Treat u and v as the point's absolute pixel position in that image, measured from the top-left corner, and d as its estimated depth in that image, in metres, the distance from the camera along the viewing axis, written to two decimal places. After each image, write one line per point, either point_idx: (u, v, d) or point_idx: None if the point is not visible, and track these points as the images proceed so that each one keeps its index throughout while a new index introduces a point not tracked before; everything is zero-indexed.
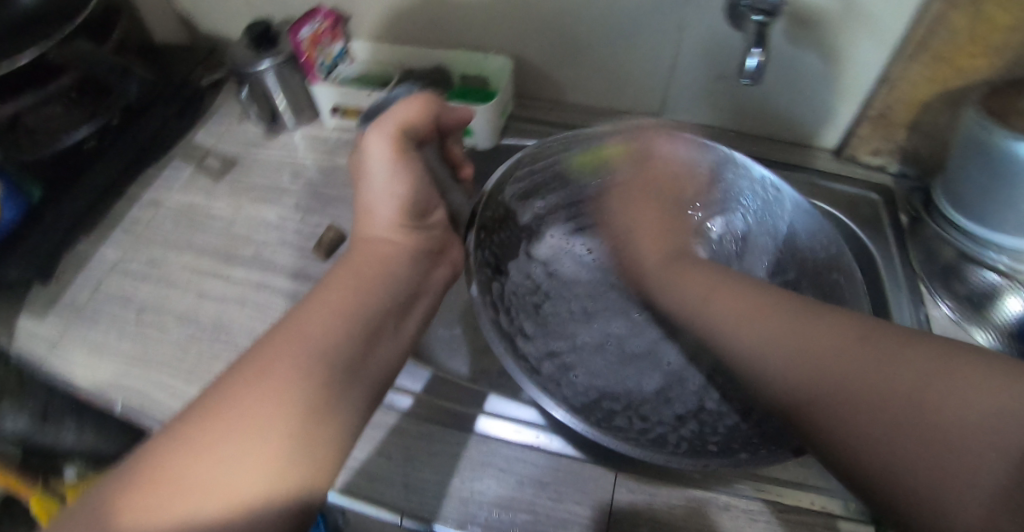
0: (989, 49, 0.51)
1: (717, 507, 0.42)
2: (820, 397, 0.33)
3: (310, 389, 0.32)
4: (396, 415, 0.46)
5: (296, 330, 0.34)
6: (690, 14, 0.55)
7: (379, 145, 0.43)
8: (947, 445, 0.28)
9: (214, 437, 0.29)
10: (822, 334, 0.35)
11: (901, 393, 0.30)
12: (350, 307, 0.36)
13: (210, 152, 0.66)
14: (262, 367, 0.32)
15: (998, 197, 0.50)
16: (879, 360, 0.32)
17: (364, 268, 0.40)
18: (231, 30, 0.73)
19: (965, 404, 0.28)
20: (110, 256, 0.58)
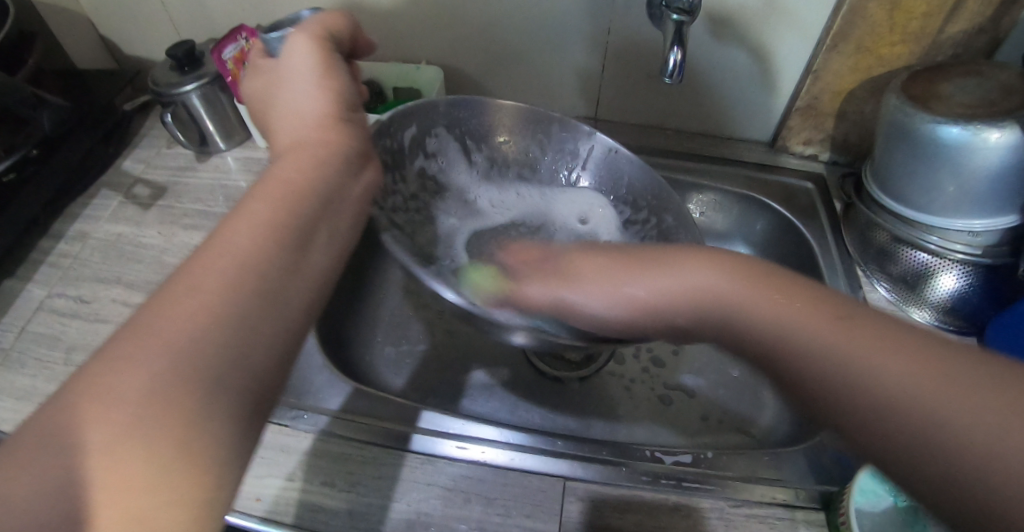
0: (905, 36, 0.53)
1: (670, 509, 0.42)
2: (807, 359, 0.27)
3: (233, 316, 0.24)
4: (313, 436, 0.45)
5: (217, 248, 0.26)
6: (616, 16, 0.56)
7: (303, 47, 0.39)
8: (933, 437, 0.22)
9: (108, 379, 0.21)
10: (814, 311, 0.28)
11: (892, 384, 0.23)
12: (283, 217, 0.29)
13: (139, 180, 0.64)
14: (180, 297, 0.24)
15: (925, 180, 0.51)
16: (883, 343, 0.25)
17: (290, 177, 0.31)
18: (157, 54, 0.71)
19: (957, 393, 0.22)
20: (36, 294, 0.55)
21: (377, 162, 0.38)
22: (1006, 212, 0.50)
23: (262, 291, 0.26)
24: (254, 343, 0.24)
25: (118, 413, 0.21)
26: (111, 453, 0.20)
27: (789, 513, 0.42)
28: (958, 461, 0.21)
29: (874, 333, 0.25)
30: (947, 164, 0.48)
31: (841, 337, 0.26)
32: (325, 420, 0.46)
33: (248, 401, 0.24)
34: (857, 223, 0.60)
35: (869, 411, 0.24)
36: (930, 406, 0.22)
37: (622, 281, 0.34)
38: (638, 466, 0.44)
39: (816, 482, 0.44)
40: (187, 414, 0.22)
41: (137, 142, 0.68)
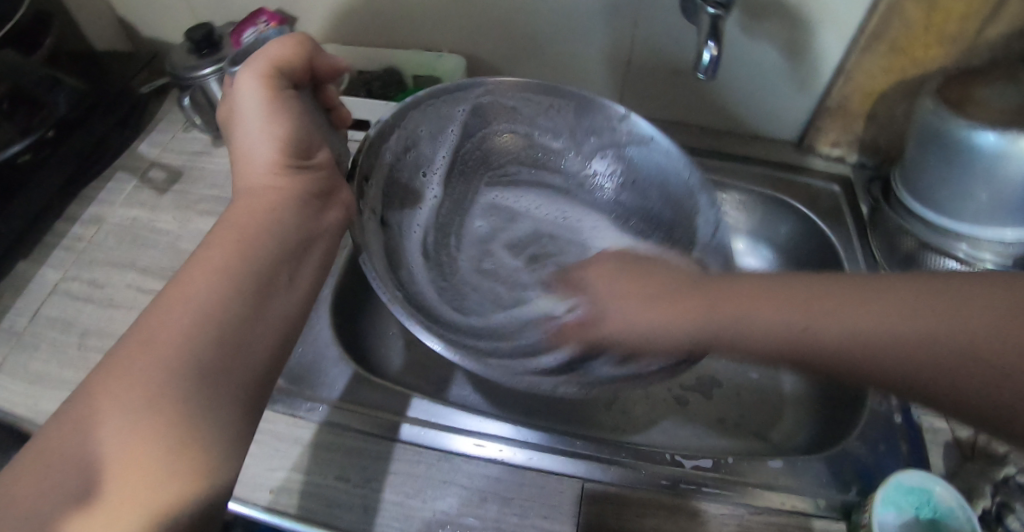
0: (942, 38, 0.52)
1: (689, 514, 0.42)
2: (811, 345, 0.30)
3: (189, 353, 0.28)
4: (334, 431, 0.44)
5: (178, 291, 0.31)
6: (645, 9, 0.54)
7: (250, 85, 0.38)
8: (936, 355, 0.26)
9: (101, 404, 0.26)
10: (775, 296, 0.31)
11: (851, 345, 0.28)
12: (231, 267, 0.32)
13: (155, 164, 0.63)
14: (145, 338, 0.28)
15: (956, 187, 0.50)
16: (864, 297, 0.29)
17: (240, 225, 0.34)
18: (174, 36, 0.70)
19: (918, 313, 0.27)
20: (50, 277, 0.54)
21: (343, 198, 0.42)
22: None
23: (216, 330, 0.29)
24: (218, 388, 0.28)
25: (100, 439, 0.26)
26: (113, 470, 0.25)
27: (808, 522, 0.42)
28: (970, 374, 0.25)
29: (807, 294, 0.31)
30: (981, 172, 0.47)
31: (776, 315, 0.31)
32: (349, 415, 0.45)
33: (218, 434, 0.28)
34: (883, 228, 0.58)
35: (855, 348, 0.28)
36: (924, 336, 0.26)
37: (627, 303, 0.36)
38: (658, 469, 0.43)
39: (837, 491, 0.43)
40: (162, 437, 0.26)
41: (153, 125, 0.68)
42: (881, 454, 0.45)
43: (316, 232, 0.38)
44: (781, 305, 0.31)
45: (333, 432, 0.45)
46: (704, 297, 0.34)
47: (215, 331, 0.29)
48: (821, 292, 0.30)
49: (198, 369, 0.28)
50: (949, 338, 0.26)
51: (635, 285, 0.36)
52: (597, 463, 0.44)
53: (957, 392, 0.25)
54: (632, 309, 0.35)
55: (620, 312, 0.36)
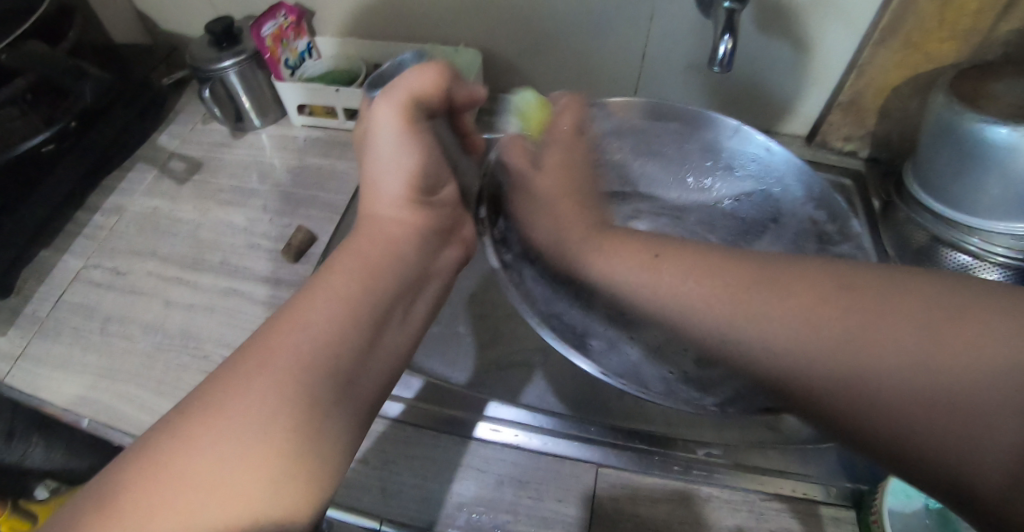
0: (956, 33, 0.52)
1: (700, 499, 0.42)
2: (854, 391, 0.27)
3: (308, 380, 0.27)
4: (382, 423, 0.45)
5: (296, 315, 0.29)
6: (660, 4, 0.55)
7: (388, 115, 0.38)
8: (922, 409, 0.25)
9: (218, 419, 0.26)
10: (790, 290, 0.30)
11: (894, 387, 0.26)
12: (354, 291, 0.31)
13: (174, 155, 0.64)
14: (263, 358, 0.27)
15: (970, 181, 0.50)
16: (932, 322, 0.26)
17: (360, 250, 0.34)
18: (192, 30, 0.71)
19: (931, 343, 0.26)
20: (73, 265, 0.55)
21: (462, 235, 0.42)
22: None
23: (333, 358, 0.28)
24: (330, 416, 0.27)
25: (202, 458, 0.25)
26: (198, 497, 0.25)
27: (820, 508, 0.43)
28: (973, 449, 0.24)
29: (906, 305, 0.27)
30: (995, 166, 0.48)
31: (848, 320, 0.28)
32: (399, 408, 0.46)
33: (325, 456, 0.27)
34: (895, 222, 0.59)
35: (877, 400, 0.27)
36: (945, 387, 0.25)
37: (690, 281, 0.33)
38: (670, 454, 0.44)
39: (848, 479, 0.43)
40: (277, 466, 0.26)
41: (172, 117, 0.69)
42: None
43: (431, 269, 0.37)
44: (794, 310, 0.30)
45: (381, 423, 0.45)
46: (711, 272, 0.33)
47: (328, 359, 0.28)
48: (928, 300, 0.27)
49: (310, 401, 0.27)
50: (956, 381, 0.25)
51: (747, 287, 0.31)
52: (611, 448, 0.44)
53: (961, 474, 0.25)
54: (631, 290, 0.35)
55: (626, 278, 0.36)
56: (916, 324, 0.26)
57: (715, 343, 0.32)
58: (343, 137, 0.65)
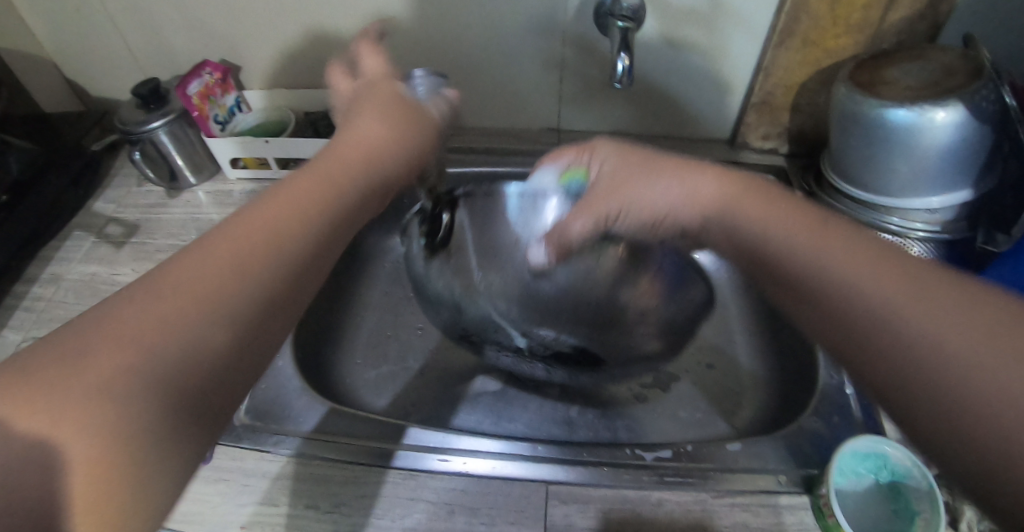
0: (849, 28, 0.55)
1: (652, 505, 0.42)
2: (902, 339, 0.25)
3: (214, 321, 0.27)
4: (281, 458, 0.45)
5: (260, 216, 0.32)
6: (569, 30, 0.58)
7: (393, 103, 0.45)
8: (920, 366, 0.24)
9: (156, 296, 0.27)
10: (930, 294, 0.26)
11: (872, 296, 0.27)
12: (310, 207, 0.34)
13: (111, 220, 0.64)
14: (227, 245, 0.30)
15: (879, 164, 0.53)
16: (1000, 334, 0.23)
17: (330, 171, 0.37)
18: (122, 95, 0.72)
19: (993, 345, 0.23)
20: (11, 339, 0.54)
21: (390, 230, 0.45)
22: (960, 186, 0.52)
23: (239, 308, 0.29)
24: (255, 317, 0.29)
25: (121, 339, 0.25)
26: (102, 383, 0.24)
27: (771, 498, 0.43)
28: (974, 426, 0.22)
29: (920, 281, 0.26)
30: (899, 148, 0.50)
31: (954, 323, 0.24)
32: (296, 443, 0.46)
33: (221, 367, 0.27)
34: None
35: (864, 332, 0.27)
36: (952, 357, 0.24)
37: (842, 254, 0.29)
38: (620, 464, 0.44)
39: (797, 466, 0.44)
40: (192, 358, 0.26)
41: (107, 181, 0.69)
42: (835, 425, 0.46)
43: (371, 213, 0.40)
44: (853, 245, 0.29)
45: (280, 461, 0.45)
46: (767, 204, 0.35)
47: (231, 304, 0.28)
48: (940, 282, 0.26)
49: (204, 348, 0.27)
50: (974, 390, 0.23)
51: (930, 290, 0.26)
52: (562, 466, 0.44)
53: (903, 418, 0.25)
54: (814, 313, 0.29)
55: (857, 283, 0.28)
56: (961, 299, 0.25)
57: (827, 320, 0.29)
58: (278, 187, 0.65)
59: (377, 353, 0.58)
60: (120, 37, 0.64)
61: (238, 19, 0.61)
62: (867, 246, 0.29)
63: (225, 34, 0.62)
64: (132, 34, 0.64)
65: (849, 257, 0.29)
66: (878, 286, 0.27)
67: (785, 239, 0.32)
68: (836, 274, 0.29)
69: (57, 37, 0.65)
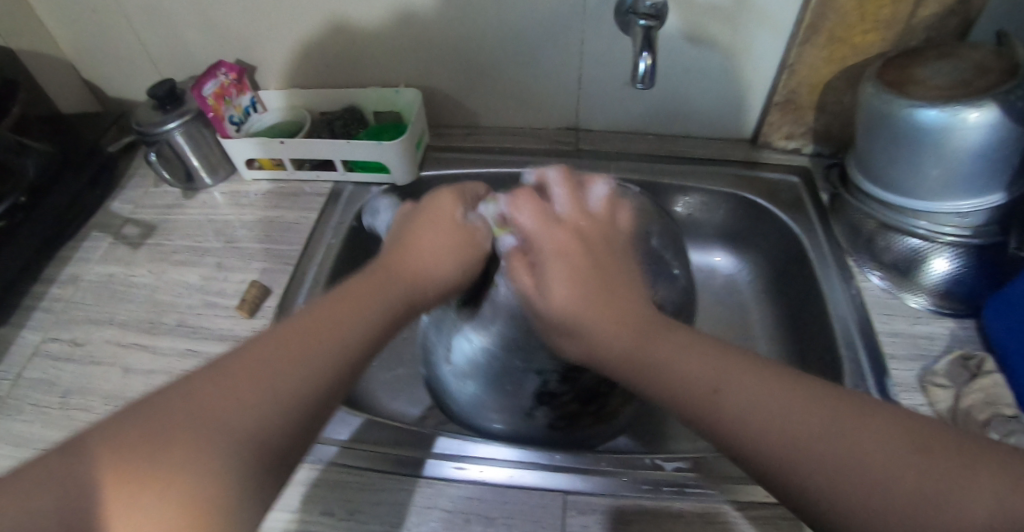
0: (877, 24, 0.53)
1: (671, 516, 0.41)
2: (834, 477, 0.25)
3: (275, 405, 0.27)
4: (316, 467, 0.45)
5: (331, 316, 0.32)
6: (588, 28, 0.56)
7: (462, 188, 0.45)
8: (869, 484, 0.25)
9: (233, 382, 0.27)
10: (869, 429, 0.26)
11: (775, 451, 0.27)
12: (378, 302, 0.34)
13: (128, 221, 0.65)
14: (297, 339, 0.30)
15: (907, 165, 0.51)
16: (909, 460, 0.25)
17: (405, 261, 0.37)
18: (140, 95, 0.72)
19: (875, 455, 0.25)
20: (31, 340, 0.55)
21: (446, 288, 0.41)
22: (991, 190, 0.50)
23: (295, 391, 0.28)
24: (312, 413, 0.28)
25: (194, 429, 0.25)
26: (171, 468, 0.25)
27: (794, 511, 0.41)
28: None
29: (831, 436, 0.26)
30: (929, 149, 0.49)
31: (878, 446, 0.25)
32: (331, 452, 0.46)
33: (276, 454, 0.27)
34: (844, 214, 0.60)
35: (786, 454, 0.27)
36: (852, 466, 0.25)
37: (741, 377, 0.29)
38: (639, 474, 0.44)
39: None
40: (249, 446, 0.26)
41: (125, 182, 0.69)
42: None
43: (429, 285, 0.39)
44: (711, 356, 0.31)
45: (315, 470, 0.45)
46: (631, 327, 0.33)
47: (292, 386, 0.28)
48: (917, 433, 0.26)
49: (253, 445, 0.26)
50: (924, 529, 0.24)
51: (866, 429, 0.26)
52: (580, 476, 0.44)
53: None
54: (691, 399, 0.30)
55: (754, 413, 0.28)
56: (888, 439, 0.25)
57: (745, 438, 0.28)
58: (293, 187, 0.65)
59: (393, 355, 0.57)
60: (136, 38, 0.64)
61: (254, 19, 0.60)
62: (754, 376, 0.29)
63: (241, 34, 0.62)
64: (149, 35, 0.64)
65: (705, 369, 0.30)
66: (748, 399, 0.28)
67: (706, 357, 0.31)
68: (732, 383, 0.29)
69: (76, 38, 0.66)
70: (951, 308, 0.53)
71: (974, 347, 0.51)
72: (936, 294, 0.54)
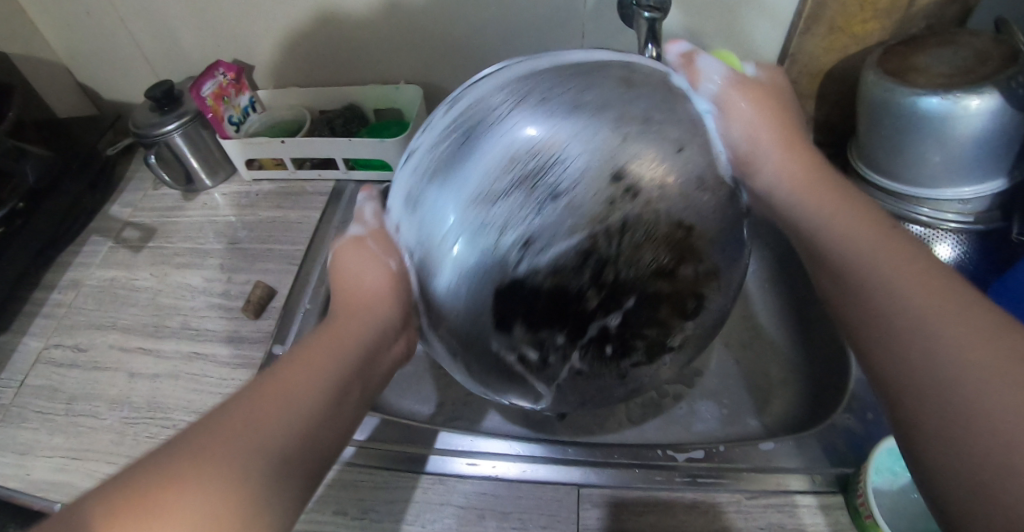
0: (877, 12, 0.53)
1: (685, 506, 0.41)
2: (922, 361, 0.24)
3: (273, 458, 0.25)
4: (333, 467, 0.44)
5: (288, 374, 0.28)
6: (588, 20, 0.56)
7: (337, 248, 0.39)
8: (943, 381, 0.23)
9: (205, 453, 0.24)
10: (985, 329, 0.24)
11: (913, 302, 0.26)
12: (334, 364, 0.30)
13: (127, 224, 0.64)
14: (256, 404, 0.26)
15: (910, 152, 0.51)
16: (997, 354, 0.23)
17: (343, 330, 0.32)
18: (135, 97, 0.71)
19: (978, 354, 0.23)
20: (33, 346, 0.54)
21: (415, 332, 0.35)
22: (991, 177, 0.50)
23: (290, 434, 0.26)
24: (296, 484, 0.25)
25: (179, 513, 0.22)
26: None
27: (801, 499, 0.41)
28: (957, 431, 0.22)
29: (968, 309, 0.25)
30: (931, 136, 0.49)
31: (971, 353, 0.23)
32: (350, 450, 0.45)
33: None
34: None
35: (900, 328, 0.26)
36: (959, 368, 0.23)
37: (902, 271, 0.27)
38: (650, 465, 0.44)
39: (832, 465, 0.43)
40: None
41: (123, 184, 0.68)
42: (870, 423, 0.45)
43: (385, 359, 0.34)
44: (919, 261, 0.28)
45: (343, 469, 0.44)
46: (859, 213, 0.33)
47: (303, 418, 0.27)
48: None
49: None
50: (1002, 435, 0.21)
51: (981, 329, 0.24)
52: (593, 471, 0.44)
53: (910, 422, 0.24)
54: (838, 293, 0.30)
55: (901, 295, 0.27)
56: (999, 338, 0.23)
57: (856, 312, 0.28)
58: (294, 187, 0.65)
59: None
60: (130, 38, 0.64)
61: (250, 18, 0.60)
62: (934, 272, 0.27)
63: (237, 32, 0.62)
64: (143, 34, 0.63)
65: (884, 257, 0.28)
66: (902, 290, 0.27)
67: (854, 244, 0.30)
68: (872, 267, 0.28)
69: (67, 38, 0.64)
70: None
71: None
72: None
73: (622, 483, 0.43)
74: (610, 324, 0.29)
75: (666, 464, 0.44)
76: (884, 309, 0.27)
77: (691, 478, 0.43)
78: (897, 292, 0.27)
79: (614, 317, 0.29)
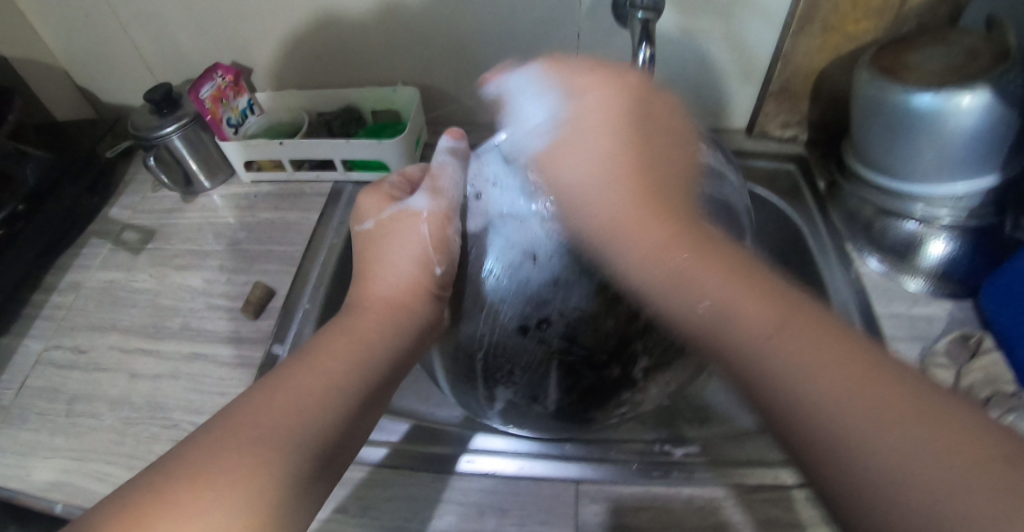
0: (869, 12, 0.54)
1: (682, 502, 0.42)
2: (853, 456, 0.23)
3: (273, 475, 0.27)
4: None
5: (300, 378, 0.31)
6: (584, 21, 0.57)
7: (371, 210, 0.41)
8: (897, 485, 0.22)
9: (207, 467, 0.26)
10: (921, 420, 0.23)
11: (834, 401, 0.24)
12: (348, 370, 0.32)
13: (127, 226, 0.64)
14: (256, 412, 0.29)
15: (902, 150, 0.52)
16: (947, 452, 0.21)
17: (363, 337, 0.35)
18: (133, 100, 0.72)
19: (935, 461, 0.21)
20: (33, 348, 0.54)
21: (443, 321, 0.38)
22: (985, 172, 0.50)
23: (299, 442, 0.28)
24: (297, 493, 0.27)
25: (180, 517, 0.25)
26: None
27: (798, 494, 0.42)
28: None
29: (899, 397, 0.24)
30: (921, 133, 0.49)
31: (914, 445, 0.22)
32: (382, 452, 0.45)
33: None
34: (842, 202, 0.61)
35: (828, 420, 0.24)
36: (906, 475, 0.22)
37: (807, 358, 0.26)
38: (647, 462, 0.44)
39: None
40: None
41: (122, 187, 0.69)
42: None
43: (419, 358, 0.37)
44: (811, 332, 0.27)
45: None
46: (721, 263, 0.30)
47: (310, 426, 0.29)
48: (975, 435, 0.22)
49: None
50: (880, 462, 0.22)
51: (905, 419, 0.23)
52: (592, 465, 0.44)
53: (854, 512, 0.23)
54: (760, 367, 0.27)
55: (804, 375, 0.25)
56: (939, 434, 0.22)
57: (777, 396, 0.26)
58: (293, 188, 0.65)
59: None
60: (128, 41, 0.64)
61: (249, 21, 0.60)
62: (824, 335, 0.26)
63: (235, 35, 0.62)
64: (142, 39, 0.64)
65: (781, 339, 0.27)
66: (819, 380, 0.25)
67: (734, 325, 0.28)
68: (761, 340, 0.27)
69: (67, 42, 0.65)
70: (949, 292, 0.54)
71: (973, 326, 0.52)
72: (934, 277, 0.54)
73: (619, 480, 0.43)
74: (612, 374, 0.35)
75: (665, 462, 0.44)
76: (785, 388, 0.26)
77: (689, 472, 0.43)
78: (787, 363, 0.26)
79: (636, 370, 0.36)
